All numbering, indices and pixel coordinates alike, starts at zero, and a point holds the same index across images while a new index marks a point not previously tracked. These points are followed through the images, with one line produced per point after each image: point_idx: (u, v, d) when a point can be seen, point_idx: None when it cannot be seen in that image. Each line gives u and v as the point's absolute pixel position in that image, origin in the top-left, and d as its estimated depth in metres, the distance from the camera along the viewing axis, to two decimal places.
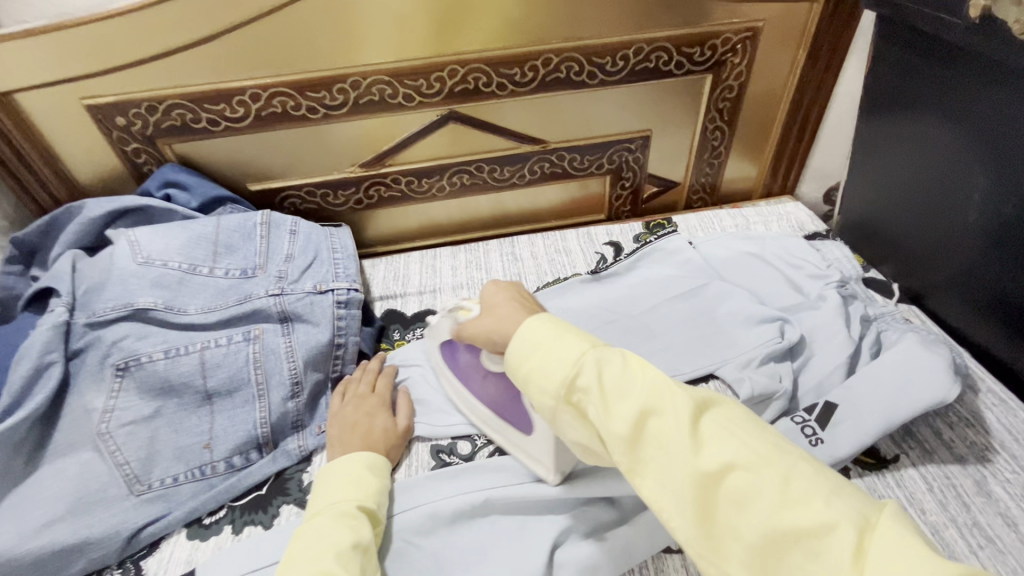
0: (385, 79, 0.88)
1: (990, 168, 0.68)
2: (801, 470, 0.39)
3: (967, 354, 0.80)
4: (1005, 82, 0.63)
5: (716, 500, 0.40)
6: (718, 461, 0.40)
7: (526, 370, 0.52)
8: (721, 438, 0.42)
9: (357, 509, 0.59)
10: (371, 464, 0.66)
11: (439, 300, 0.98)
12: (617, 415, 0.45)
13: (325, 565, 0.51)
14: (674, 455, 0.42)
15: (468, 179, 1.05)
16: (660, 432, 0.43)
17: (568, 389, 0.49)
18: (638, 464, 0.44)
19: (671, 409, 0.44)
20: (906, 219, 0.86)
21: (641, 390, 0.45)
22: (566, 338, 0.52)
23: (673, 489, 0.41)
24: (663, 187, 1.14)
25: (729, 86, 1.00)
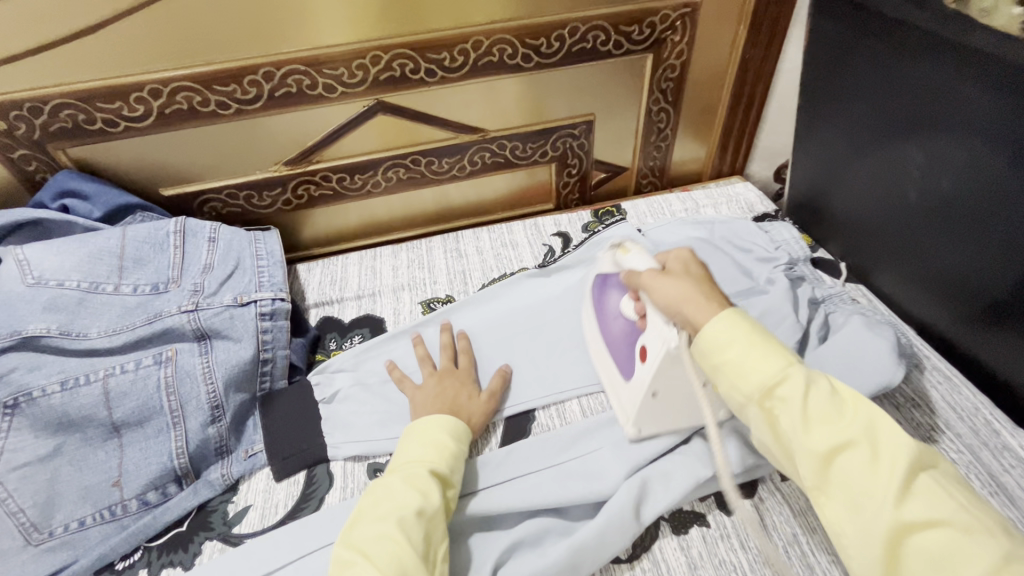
0: (301, 68, 0.81)
1: (927, 144, 0.67)
2: (1017, 552, 0.39)
3: (911, 332, 0.79)
4: (937, 53, 0.61)
5: (907, 549, 0.42)
6: (919, 515, 0.42)
7: (716, 363, 0.52)
8: (933, 495, 0.42)
9: (431, 472, 0.59)
10: (453, 430, 0.65)
11: (379, 304, 0.92)
12: (815, 439, 0.46)
13: (385, 529, 0.53)
14: (872, 495, 0.43)
15: (405, 173, 0.99)
16: (852, 468, 0.45)
17: (764, 392, 0.49)
18: (827, 489, 0.46)
19: (877, 453, 0.44)
20: (850, 197, 0.84)
21: (851, 423, 0.46)
22: (765, 345, 0.50)
23: (865, 526, 0.43)
24: (611, 172, 1.10)
25: (671, 65, 0.96)
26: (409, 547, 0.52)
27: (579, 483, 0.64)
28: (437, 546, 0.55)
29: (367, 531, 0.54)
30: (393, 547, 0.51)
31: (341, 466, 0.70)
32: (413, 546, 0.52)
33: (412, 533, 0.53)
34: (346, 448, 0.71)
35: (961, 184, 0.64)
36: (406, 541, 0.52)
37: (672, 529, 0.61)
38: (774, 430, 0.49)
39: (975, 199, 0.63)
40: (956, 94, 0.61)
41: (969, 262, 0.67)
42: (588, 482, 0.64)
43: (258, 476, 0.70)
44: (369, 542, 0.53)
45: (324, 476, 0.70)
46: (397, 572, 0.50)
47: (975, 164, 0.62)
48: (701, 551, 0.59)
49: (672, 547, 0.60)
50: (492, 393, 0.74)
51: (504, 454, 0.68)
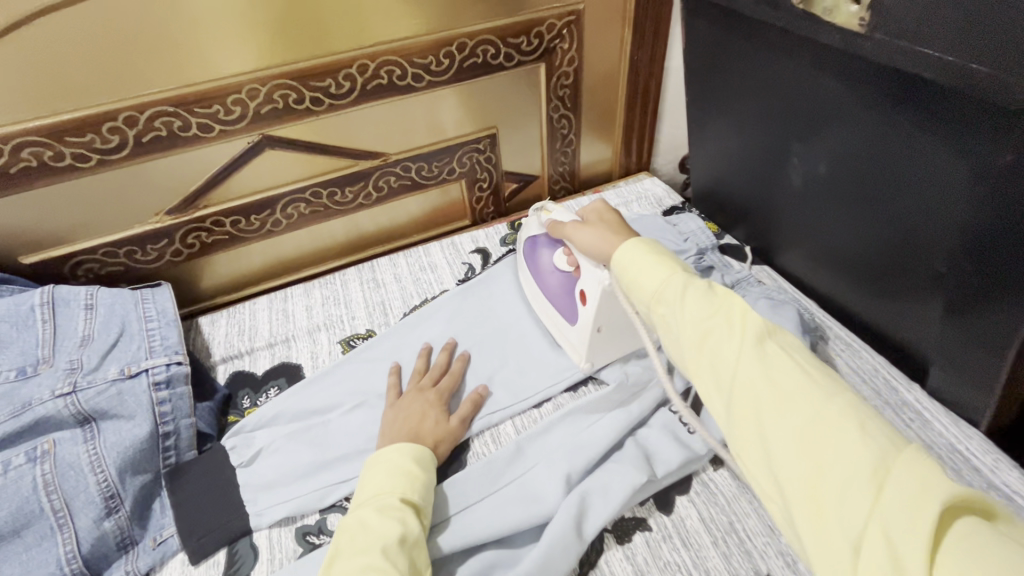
0: (169, 110, 0.75)
1: (802, 133, 0.71)
2: (837, 412, 0.41)
3: (813, 305, 0.85)
4: (798, 47, 0.65)
5: (755, 407, 0.44)
6: (772, 373, 0.44)
7: (626, 280, 0.58)
8: (777, 368, 0.44)
9: (403, 502, 0.57)
10: (416, 455, 0.62)
11: (294, 349, 0.86)
12: (689, 324, 0.49)
13: (369, 562, 0.50)
14: (728, 367, 0.46)
15: (307, 207, 0.93)
16: (718, 348, 0.47)
17: (700, 334, 0.48)
18: (720, 371, 0.46)
19: (736, 330, 0.47)
20: (745, 185, 0.89)
21: (711, 319, 0.48)
22: (656, 259, 0.56)
23: (724, 394, 0.46)
24: (522, 182, 1.10)
25: (564, 72, 0.97)
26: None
27: (519, 509, 0.62)
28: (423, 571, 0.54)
29: (349, 565, 0.51)
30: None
31: (264, 536, 0.65)
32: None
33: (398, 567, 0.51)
34: (269, 514, 0.65)
35: (835, 167, 0.69)
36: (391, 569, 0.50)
37: (615, 540, 0.61)
38: (668, 334, 0.52)
39: (848, 180, 0.68)
40: (820, 85, 0.65)
41: (854, 236, 0.72)
42: (528, 505, 0.62)
43: (171, 564, 0.63)
44: None
45: (248, 550, 0.64)
46: None
47: (846, 148, 0.66)
48: (646, 556, 0.59)
49: (619, 558, 0.60)
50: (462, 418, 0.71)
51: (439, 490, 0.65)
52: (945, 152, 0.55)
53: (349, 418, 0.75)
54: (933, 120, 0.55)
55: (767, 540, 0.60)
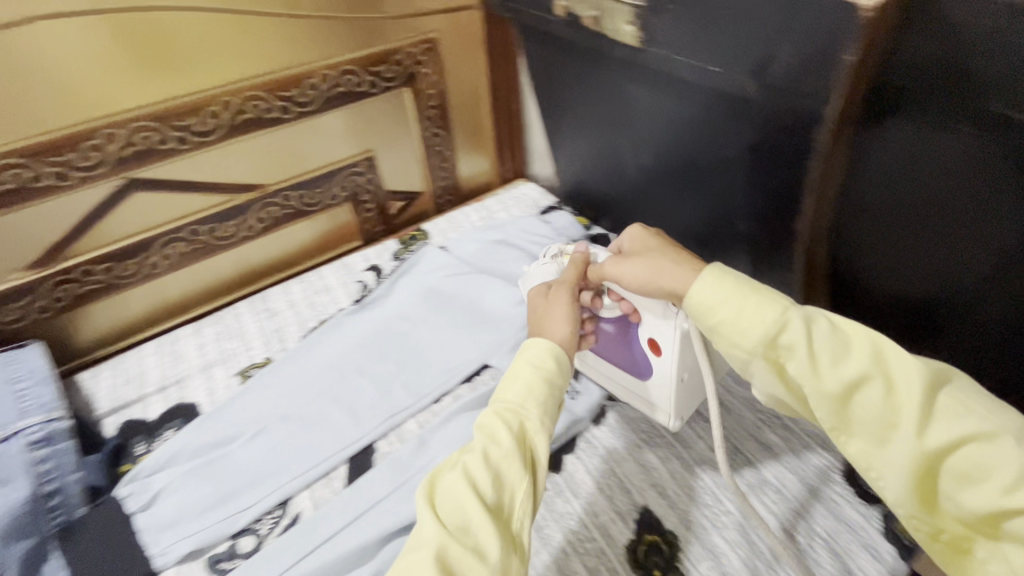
0: (18, 160, 0.74)
1: (622, 135, 0.82)
2: None
3: None
4: (600, 65, 0.76)
5: (941, 474, 0.43)
6: (945, 436, 0.42)
7: (714, 323, 0.51)
8: (953, 414, 0.43)
9: (500, 412, 0.54)
10: (547, 353, 0.57)
11: (188, 389, 0.85)
12: (830, 381, 0.46)
13: (452, 480, 0.49)
14: (898, 427, 0.43)
15: (186, 246, 0.93)
16: (868, 407, 0.45)
17: (821, 375, 0.46)
18: (863, 414, 0.45)
19: (899, 388, 0.44)
20: (601, 180, 1.00)
21: (858, 360, 0.45)
22: (754, 296, 0.49)
23: (893, 459, 0.44)
24: (407, 200, 1.16)
25: (430, 95, 1.05)
26: (475, 503, 0.47)
27: None
28: (516, 487, 0.50)
29: (444, 482, 0.50)
30: (457, 506, 0.47)
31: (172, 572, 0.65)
32: (479, 494, 0.48)
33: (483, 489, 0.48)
34: (175, 551, 0.65)
35: (652, 161, 0.80)
36: (471, 488, 0.48)
37: None
38: (783, 379, 0.49)
39: (667, 166, 0.78)
40: (622, 94, 0.75)
41: (677, 217, 0.83)
42: None
43: None
44: (439, 501, 0.49)
45: None
46: (455, 527, 0.47)
47: (654, 146, 0.77)
48: (543, 512, 0.67)
49: None
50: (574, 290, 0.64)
51: (349, 495, 0.69)
52: (713, 137, 0.66)
53: (254, 444, 0.76)
54: (702, 102, 0.64)
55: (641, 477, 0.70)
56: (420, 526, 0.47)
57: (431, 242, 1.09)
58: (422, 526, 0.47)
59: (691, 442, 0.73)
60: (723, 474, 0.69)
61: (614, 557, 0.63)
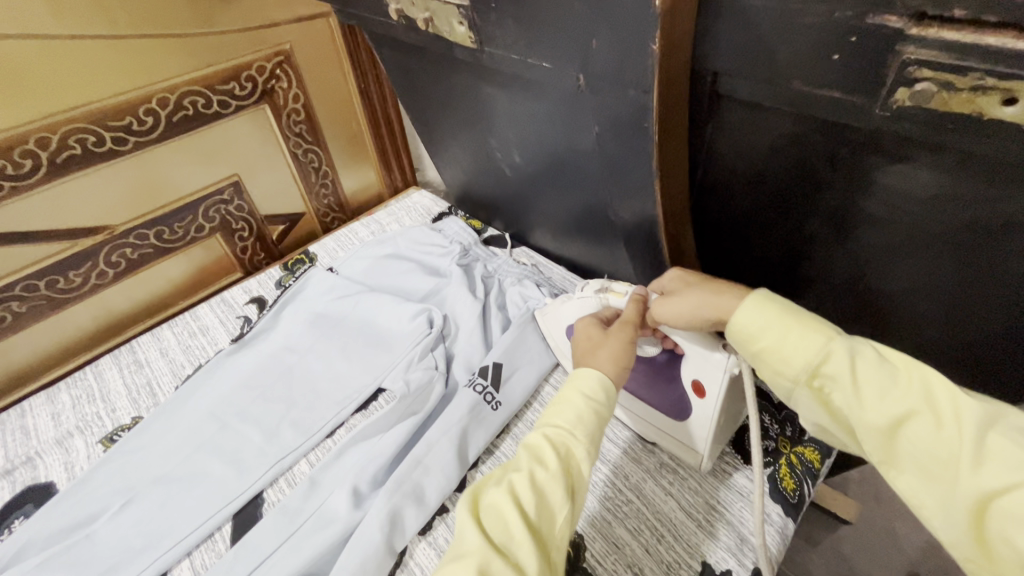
0: None
1: (491, 135, 0.80)
2: None
3: (560, 270, 0.99)
4: (452, 68, 0.74)
5: (990, 515, 0.39)
6: (1000, 476, 0.38)
7: (757, 349, 0.49)
8: (1008, 454, 0.39)
9: (548, 437, 0.52)
10: (599, 389, 0.55)
11: (42, 467, 0.75)
12: (874, 412, 0.44)
13: (496, 500, 0.48)
14: (944, 461, 0.41)
15: (21, 305, 0.82)
16: (915, 436, 0.42)
17: (861, 404, 0.44)
18: (932, 479, 0.41)
19: (946, 419, 0.41)
20: (484, 181, 0.97)
21: (905, 391, 0.43)
22: (801, 321, 0.48)
23: (944, 497, 0.41)
24: (289, 222, 1.09)
25: (293, 109, 0.99)
26: (513, 532, 0.46)
27: (318, 536, 0.63)
28: (552, 523, 0.48)
29: (486, 504, 0.48)
30: (499, 530, 0.46)
31: None
32: (524, 517, 0.46)
33: (524, 514, 0.47)
34: None
35: (525, 159, 0.79)
36: (516, 509, 0.47)
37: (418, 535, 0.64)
38: (828, 408, 0.47)
39: (536, 164, 0.78)
40: (481, 96, 0.74)
41: (563, 208, 0.83)
42: (328, 528, 0.64)
43: None
44: (485, 515, 0.48)
45: None
46: (494, 550, 0.45)
47: (525, 146, 0.76)
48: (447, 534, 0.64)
49: (422, 547, 0.63)
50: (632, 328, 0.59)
51: (235, 550, 0.64)
52: (569, 130, 0.65)
53: (124, 516, 0.68)
54: (547, 102, 0.63)
55: None
56: (459, 550, 0.46)
57: (318, 264, 1.03)
58: (460, 551, 0.46)
59: None
60: (623, 464, 0.70)
61: None
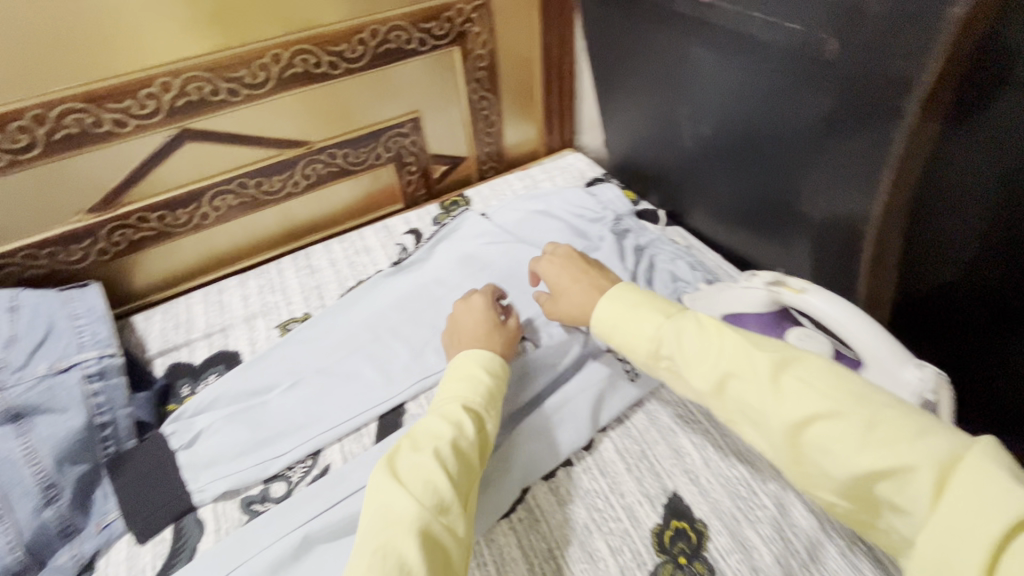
0: (80, 106, 0.75)
1: (686, 101, 0.79)
2: (886, 414, 0.39)
3: (713, 255, 0.94)
4: (679, 22, 0.72)
5: (803, 446, 0.42)
6: (800, 413, 0.42)
7: (616, 342, 0.57)
8: (799, 393, 0.43)
9: (466, 407, 0.60)
10: (488, 363, 0.66)
11: (232, 337, 0.88)
12: (700, 378, 0.48)
13: (423, 458, 0.54)
14: (760, 409, 0.44)
15: (234, 199, 0.94)
16: (739, 391, 0.46)
17: (718, 386, 0.47)
18: (799, 453, 0.43)
19: (753, 370, 0.45)
20: (654, 148, 0.97)
21: (720, 355, 0.47)
22: (642, 307, 0.55)
23: (771, 438, 0.44)
24: (450, 164, 1.14)
25: (479, 55, 1.02)
26: (443, 479, 0.52)
27: None
28: (472, 469, 0.56)
29: (404, 461, 0.54)
30: (429, 479, 0.52)
31: (197, 516, 0.67)
32: (446, 471, 0.53)
33: (448, 464, 0.54)
34: (213, 489, 0.68)
35: (718, 133, 0.76)
36: (441, 470, 0.53)
37: (542, 478, 0.66)
38: (678, 380, 0.52)
39: (725, 139, 0.76)
40: (699, 60, 0.72)
41: (736, 192, 0.80)
42: None
43: (118, 546, 0.65)
44: (409, 473, 0.53)
45: (194, 524, 0.66)
46: (430, 501, 0.51)
47: (724, 119, 0.74)
48: (569, 487, 0.65)
49: (545, 491, 0.65)
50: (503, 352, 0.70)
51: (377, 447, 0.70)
52: (800, 98, 0.63)
53: (285, 400, 0.77)
54: (789, 70, 0.62)
55: (674, 462, 0.67)
56: (382, 503, 0.50)
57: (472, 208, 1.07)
58: (380, 504, 0.50)
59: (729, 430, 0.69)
60: (762, 468, 0.65)
61: (639, 540, 0.60)
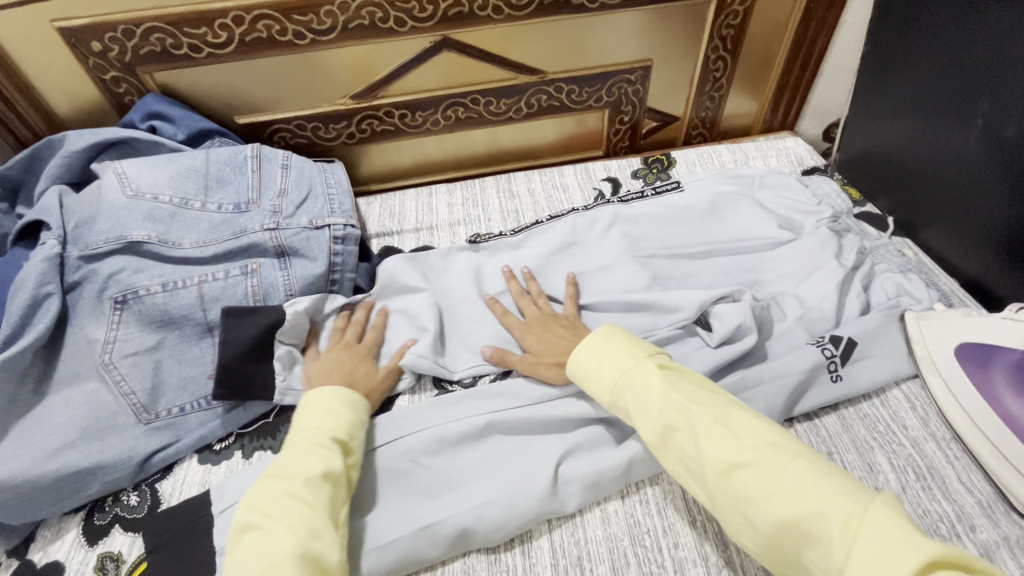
0: (376, 0, 0.83)
1: (996, 95, 0.71)
2: (795, 466, 0.48)
3: (948, 278, 0.84)
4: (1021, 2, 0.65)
5: (734, 499, 0.49)
6: (727, 461, 0.50)
7: (582, 374, 0.65)
8: (730, 446, 0.51)
9: (333, 440, 0.61)
10: (351, 399, 0.66)
11: (436, 237, 0.97)
12: (647, 425, 0.57)
13: (290, 490, 0.54)
14: (691, 458, 0.53)
15: (463, 112, 1.01)
16: (676, 439, 0.54)
17: (660, 438, 0.55)
18: (732, 507, 0.49)
19: (691, 424, 0.54)
20: (907, 147, 0.87)
21: (663, 406, 0.56)
22: (612, 350, 0.64)
23: (701, 484, 0.53)
24: (662, 122, 1.12)
25: (734, 11, 0.96)
26: (314, 510, 0.53)
27: None
28: (341, 509, 0.57)
29: (266, 494, 0.55)
30: (298, 508, 0.53)
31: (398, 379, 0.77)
32: (316, 509, 0.54)
33: (315, 493, 0.55)
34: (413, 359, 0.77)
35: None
36: (312, 509, 0.53)
37: None
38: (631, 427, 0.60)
39: None
40: None
41: (1016, 209, 0.71)
42: None
43: None
44: (269, 507, 0.54)
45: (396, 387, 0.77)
46: (306, 531, 0.52)
47: None
48: None
49: None
50: (388, 371, 0.74)
51: None
52: None
53: (475, 305, 0.83)
54: None
55: (864, 475, 0.63)
56: (252, 543, 0.51)
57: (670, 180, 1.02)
58: (250, 540, 0.51)
59: (938, 464, 0.63)
60: (973, 513, 0.59)
61: None
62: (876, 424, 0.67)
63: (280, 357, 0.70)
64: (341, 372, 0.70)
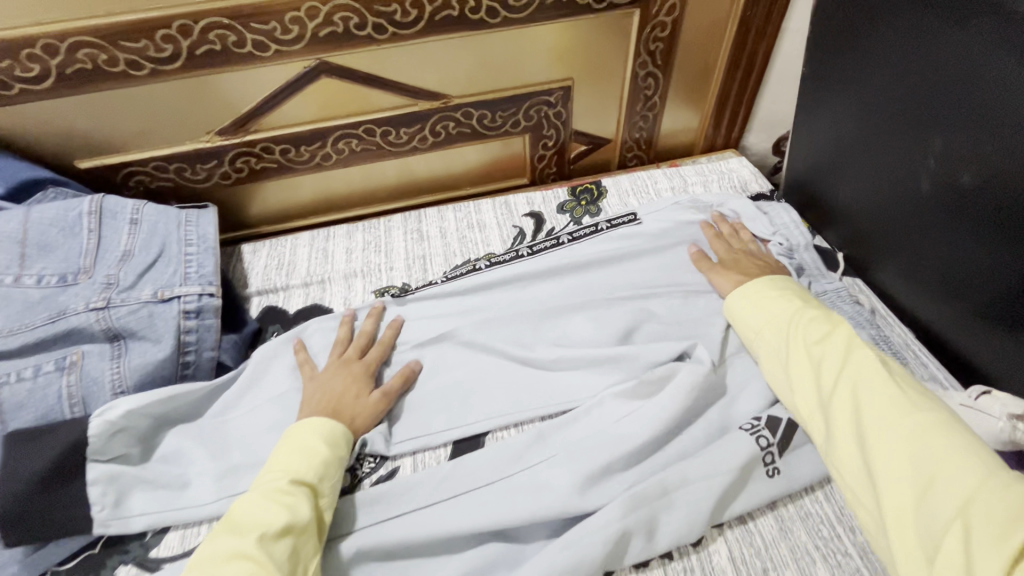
0: (224, 22, 0.69)
1: (948, 129, 0.61)
2: (944, 422, 0.49)
3: (901, 329, 0.74)
4: (978, 18, 0.55)
5: (859, 429, 0.52)
6: (870, 397, 0.53)
7: (744, 309, 0.68)
8: (882, 389, 0.53)
9: (292, 483, 0.54)
10: (329, 434, 0.59)
11: (328, 293, 0.83)
12: (794, 354, 0.60)
13: (241, 547, 0.48)
14: (835, 387, 0.55)
15: (357, 144, 0.87)
16: (828, 367, 0.57)
17: (808, 364, 0.59)
18: (849, 438, 0.52)
19: (842, 360, 0.57)
20: (853, 179, 0.77)
21: (841, 344, 0.58)
22: (781, 295, 0.66)
23: (826, 408, 0.55)
24: (592, 144, 0.99)
25: (660, 23, 0.84)
26: (266, 570, 0.47)
27: (530, 500, 0.58)
28: (306, 564, 0.50)
29: (218, 548, 0.48)
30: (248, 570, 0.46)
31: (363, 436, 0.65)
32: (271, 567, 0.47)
33: (268, 550, 0.48)
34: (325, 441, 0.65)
35: (986, 176, 0.58)
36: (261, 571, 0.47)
37: (631, 565, 0.55)
38: (773, 361, 0.63)
39: (996, 195, 0.57)
40: (993, 73, 0.54)
41: (977, 259, 0.61)
42: (541, 500, 0.58)
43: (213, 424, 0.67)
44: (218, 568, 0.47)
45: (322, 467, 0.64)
46: None
47: (1004, 160, 0.55)
48: None
49: None
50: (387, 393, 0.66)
51: (450, 466, 0.62)
52: None
53: None
54: None
55: None
56: None
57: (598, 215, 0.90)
58: None
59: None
60: None
61: None
62: (819, 527, 0.57)
63: (98, 479, 0.58)
64: (322, 400, 0.63)
